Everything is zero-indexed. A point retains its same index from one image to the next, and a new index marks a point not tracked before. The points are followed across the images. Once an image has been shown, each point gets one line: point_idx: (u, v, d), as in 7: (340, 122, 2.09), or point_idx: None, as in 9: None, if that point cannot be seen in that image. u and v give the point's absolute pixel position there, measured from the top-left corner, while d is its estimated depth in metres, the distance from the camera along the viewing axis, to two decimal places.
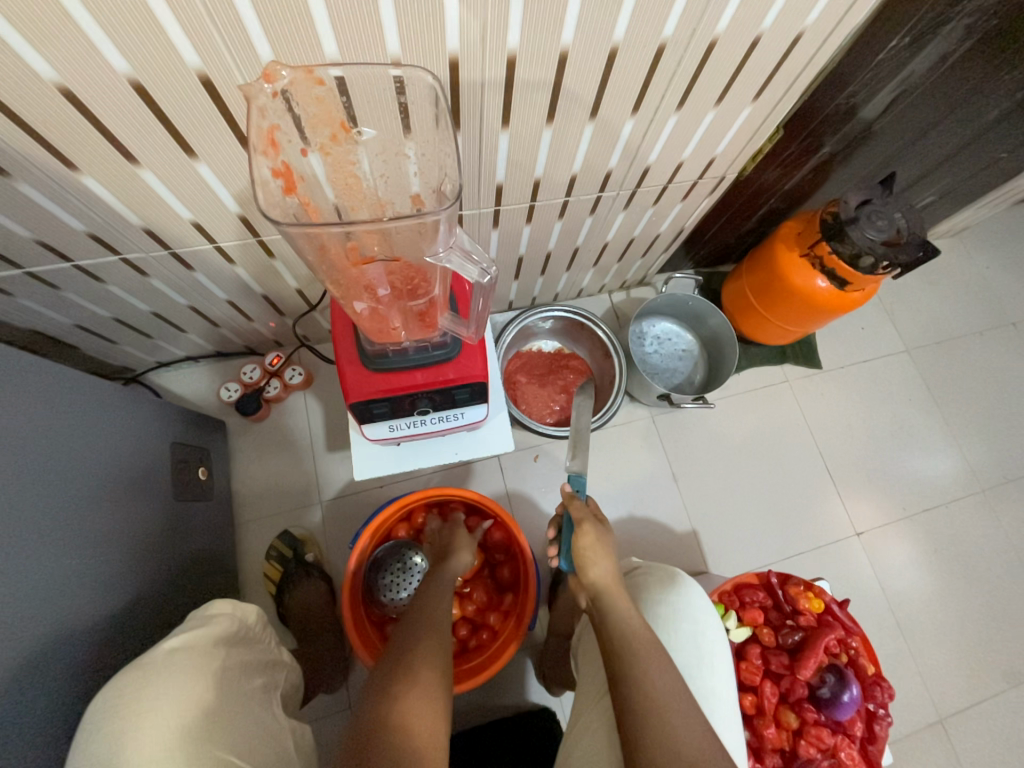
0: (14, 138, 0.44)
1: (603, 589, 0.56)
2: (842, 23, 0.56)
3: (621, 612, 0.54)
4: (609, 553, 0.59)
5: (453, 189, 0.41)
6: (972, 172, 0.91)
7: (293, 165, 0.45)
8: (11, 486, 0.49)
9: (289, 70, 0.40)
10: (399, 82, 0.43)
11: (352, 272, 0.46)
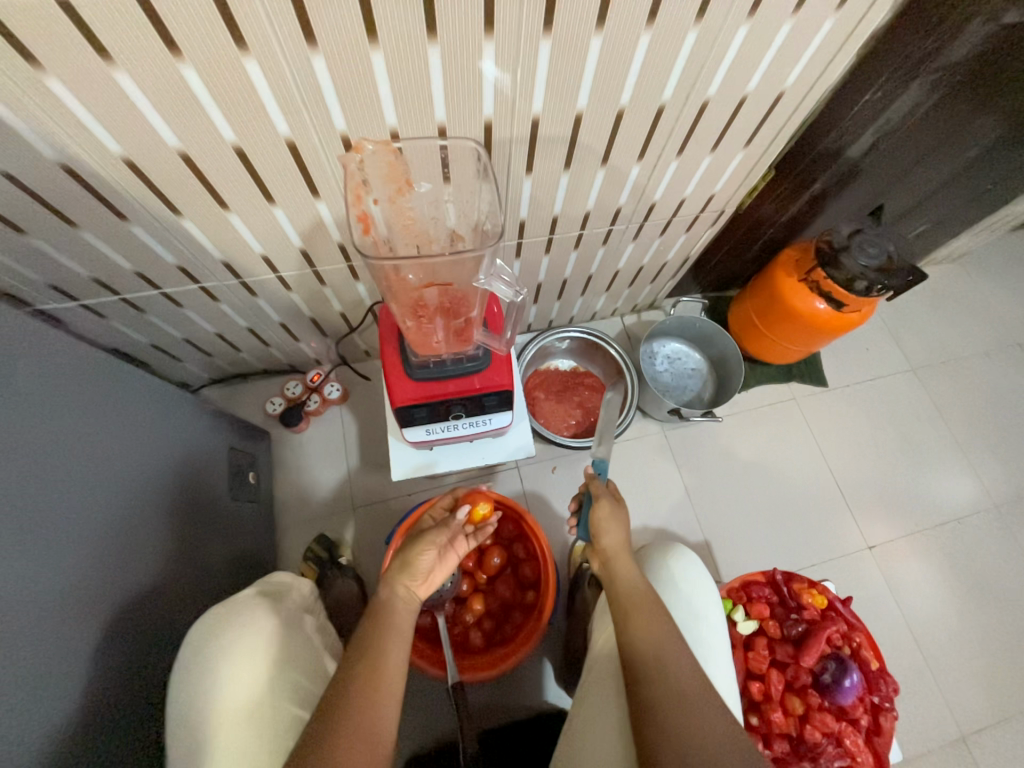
0: (137, 191, 0.55)
1: (613, 556, 0.63)
2: (818, 82, 0.65)
3: (631, 582, 0.60)
4: (621, 530, 0.65)
5: (497, 229, 0.54)
6: (959, 203, 0.98)
7: (368, 213, 0.55)
8: (98, 481, 0.56)
9: (373, 143, 0.52)
10: (446, 150, 0.55)
11: (412, 294, 0.55)
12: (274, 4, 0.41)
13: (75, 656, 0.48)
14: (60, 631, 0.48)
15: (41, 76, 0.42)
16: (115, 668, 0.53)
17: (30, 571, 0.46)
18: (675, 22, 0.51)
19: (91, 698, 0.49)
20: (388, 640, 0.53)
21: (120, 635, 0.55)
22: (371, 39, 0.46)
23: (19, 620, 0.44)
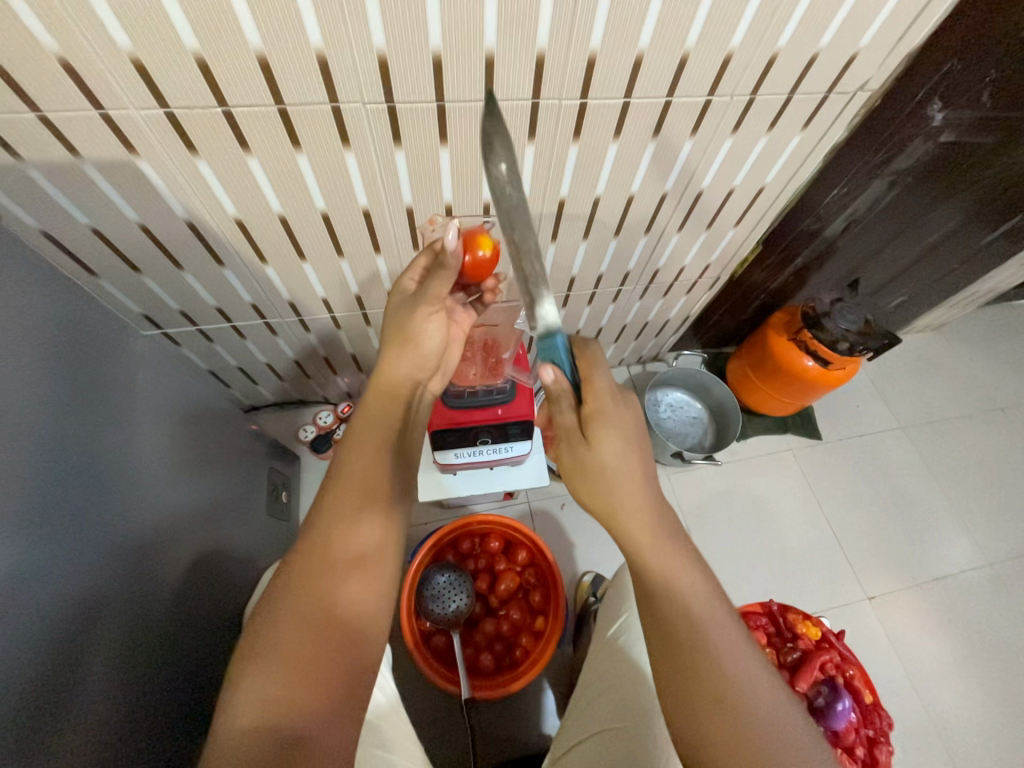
0: (237, 243, 0.68)
1: (586, 468, 0.48)
2: (793, 179, 0.79)
3: (607, 492, 0.48)
4: (596, 441, 0.47)
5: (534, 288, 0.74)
6: (930, 279, 1.11)
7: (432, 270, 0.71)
8: (163, 484, 0.64)
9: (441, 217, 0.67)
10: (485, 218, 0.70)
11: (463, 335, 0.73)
12: (376, 117, 0.55)
13: (128, 643, 0.54)
14: (125, 614, 0.54)
15: (194, 159, 0.56)
16: (154, 662, 0.58)
17: (105, 560, 0.52)
18: (676, 135, 0.65)
19: (135, 685, 0.54)
20: (308, 578, 0.45)
21: (162, 631, 0.60)
22: (441, 141, 0.59)
23: (94, 602, 0.50)
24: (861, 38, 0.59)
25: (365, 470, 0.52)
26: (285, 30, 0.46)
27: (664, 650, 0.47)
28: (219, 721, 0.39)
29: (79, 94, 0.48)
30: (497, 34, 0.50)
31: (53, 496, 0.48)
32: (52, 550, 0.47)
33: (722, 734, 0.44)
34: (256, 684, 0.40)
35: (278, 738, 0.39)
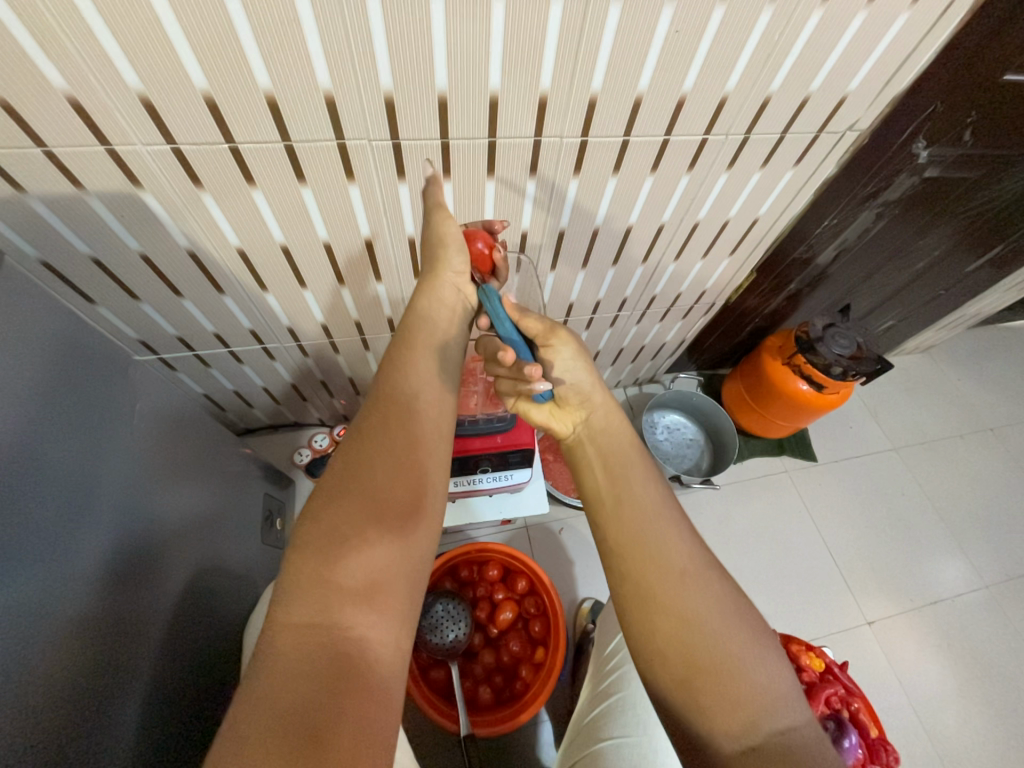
0: (239, 271, 0.68)
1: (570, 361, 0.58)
2: (786, 209, 0.81)
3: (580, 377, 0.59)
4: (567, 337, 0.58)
5: None
6: (919, 303, 1.14)
7: None
8: (155, 509, 0.62)
9: None
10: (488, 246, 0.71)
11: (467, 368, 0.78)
12: (381, 152, 0.56)
13: (114, 680, 0.52)
14: (110, 648, 0.52)
15: (198, 192, 0.56)
16: (144, 698, 0.55)
17: (90, 592, 0.50)
18: (673, 171, 0.67)
19: (123, 727, 0.52)
20: (361, 484, 0.44)
21: (153, 666, 0.57)
22: (445, 174, 0.61)
23: (80, 640, 0.48)
24: (850, 81, 0.61)
25: (404, 391, 0.53)
26: (293, 72, 0.47)
27: (624, 527, 0.52)
28: (275, 618, 0.38)
29: (86, 131, 0.48)
30: (501, 77, 0.51)
31: (41, 527, 0.46)
32: (36, 585, 0.45)
33: (682, 613, 0.47)
34: (314, 579, 0.39)
35: (338, 638, 0.38)
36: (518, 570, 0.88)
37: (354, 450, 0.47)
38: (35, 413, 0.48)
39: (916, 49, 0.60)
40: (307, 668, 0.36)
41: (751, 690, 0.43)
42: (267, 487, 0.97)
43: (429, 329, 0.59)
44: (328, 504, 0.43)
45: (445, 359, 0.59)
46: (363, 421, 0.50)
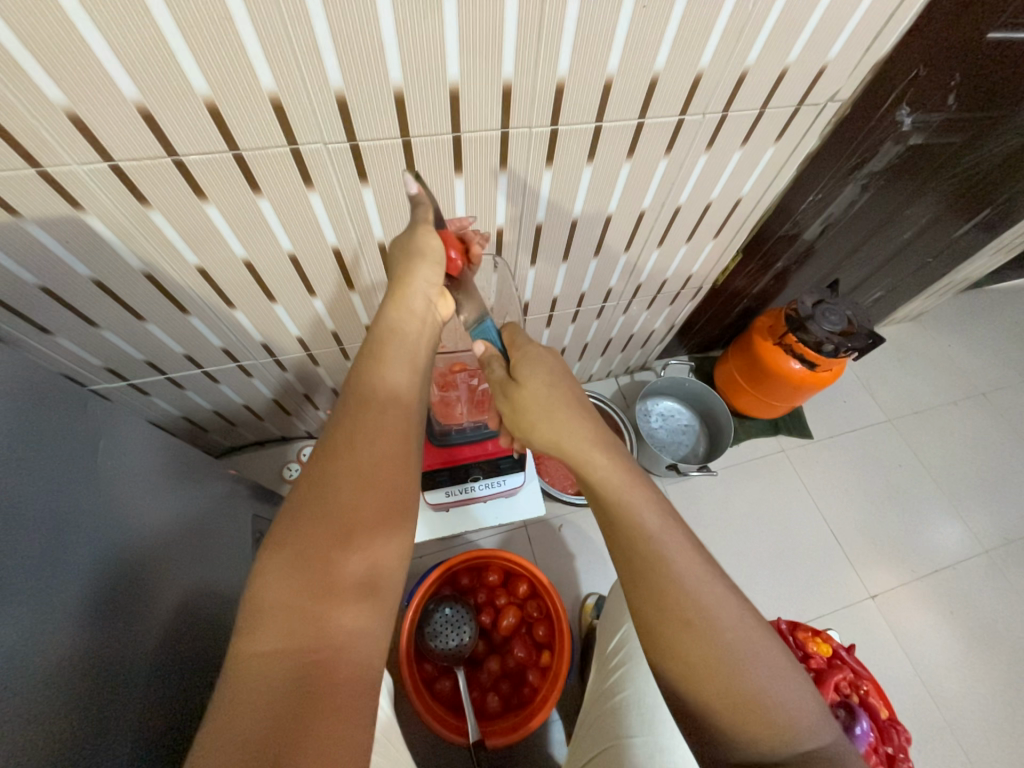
0: (202, 289, 0.64)
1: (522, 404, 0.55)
2: (770, 186, 0.79)
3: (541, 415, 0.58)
4: (523, 379, 0.55)
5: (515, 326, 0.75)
6: (908, 272, 1.12)
7: None
8: (139, 539, 0.59)
9: None
10: None
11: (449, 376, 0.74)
12: (339, 156, 0.53)
13: (111, 720, 0.49)
14: (103, 688, 0.49)
15: (145, 210, 0.52)
16: (143, 736, 0.53)
17: (80, 631, 0.48)
18: (650, 155, 0.64)
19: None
20: (331, 503, 0.41)
21: (148, 700, 0.55)
22: (410, 174, 0.57)
23: (73, 681, 0.46)
24: (830, 50, 0.58)
25: (378, 403, 0.49)
26: (232, 74, 0.43)
27: (628, 571, 0.47)
28: (237, 648, 0.35)
29: (12, 153, 0.44)
30: (460, 68, 0.48)
31: (19, 565, 0.44)
32: (17, 636, 0.42)
33: (691, 653, 0.43)
34: (280, 603, 0.36)
35: (305, 661, 0.35)
36: (519, 575, 0.86)
37: (322, 467, 0.43)
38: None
39: (897, 14, 0.57)
40: (272, 696, 0.33)
41: (770, 724, 0.41)
42: (256, 507, 0.94)
43: (398, 339, 0.54)
44: (298, 523, 0.40)
45: (419, 369, 0.55)
46: (329, 438, 0.46)
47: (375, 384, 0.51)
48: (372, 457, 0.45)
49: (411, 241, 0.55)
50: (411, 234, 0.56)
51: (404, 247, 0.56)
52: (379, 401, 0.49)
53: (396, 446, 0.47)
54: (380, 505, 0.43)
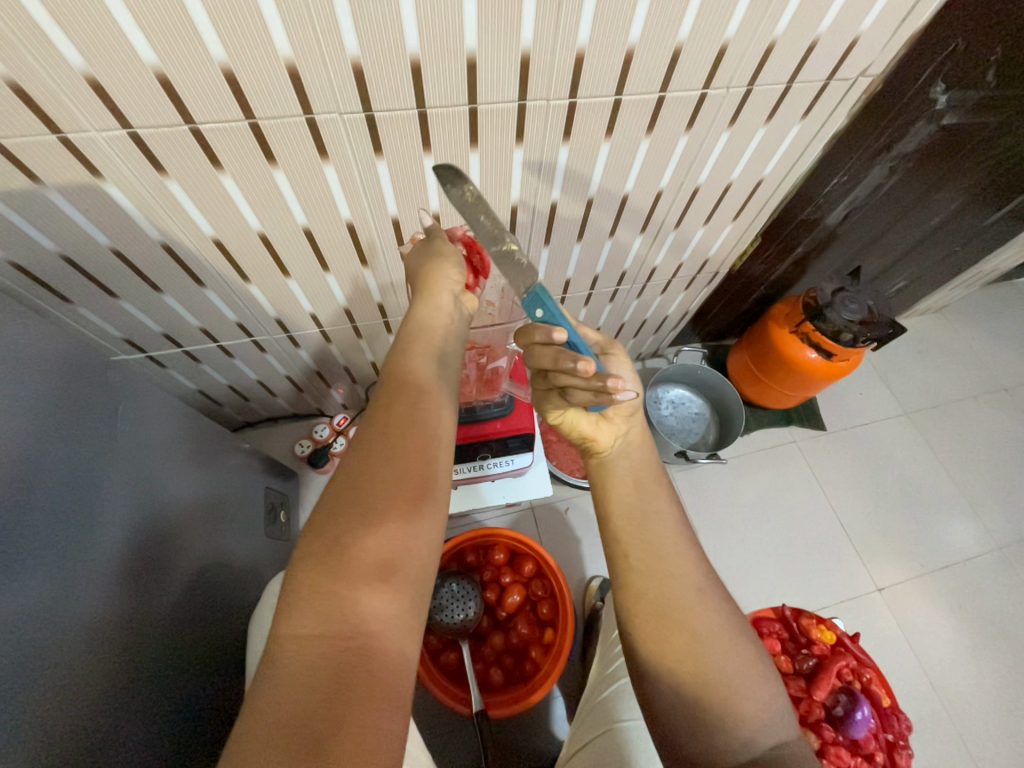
0: (218, 262, 0.65)
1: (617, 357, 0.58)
2: (793, 167, 0.76)
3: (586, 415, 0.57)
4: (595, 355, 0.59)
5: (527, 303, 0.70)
6: (933, 262, 1.09)
7: None
8: (155, 504, 0.61)
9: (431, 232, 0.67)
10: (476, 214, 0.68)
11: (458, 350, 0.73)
12: (354, 127, 0.52)
13: (127, 674, 0.51)
14: (120, 643, 0.51)
15: (163, 179, 0.53)
16: (156, 693, 0.55)
17: (99, 588, 0.50)
18: (670, 132, 0.62)
19: (137, 718, 0.51)
20: (365, 492, 0.41)
21: (160, 659, 0.57)
22: (425, 148, 0.57)
23: (90, 637, 0.47)
24: (862, 22, 0.56)
25: (406, 391, 0.49)
26: (248, 39, 0.43)
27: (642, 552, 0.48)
28: (277, 631, 0.37)
29: (33, 118, 0.45)
30: (478, 36, 0.47)
31: (42, 523, 0.45)
32: (40, 590, 0.44)
33: (700, 634, 0.44)
34: (318, 590, 0.37)
35: (341, 646, 0.36)
36: (524, 555, 0.88)
37: (355, 458, 0.43)
38: (27, 410, 0.47)
39: None
40: (311, 679, 0.34)
41: (758, 713, 0.43)
42: (268, 481, 0.96)
43: (425, 334, 0.54)
44: (329, 511, 0.40)
45: (444, 359, 0.54)
46: (361, 430, 0.46)
47: (405, 375, 0.50)
48: (398, 446, 0.44)
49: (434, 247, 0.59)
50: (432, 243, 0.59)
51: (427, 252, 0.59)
52: (411, 392, 0.49)
53: (421, 432, 0.46)
54: (404, 492, 0.42)
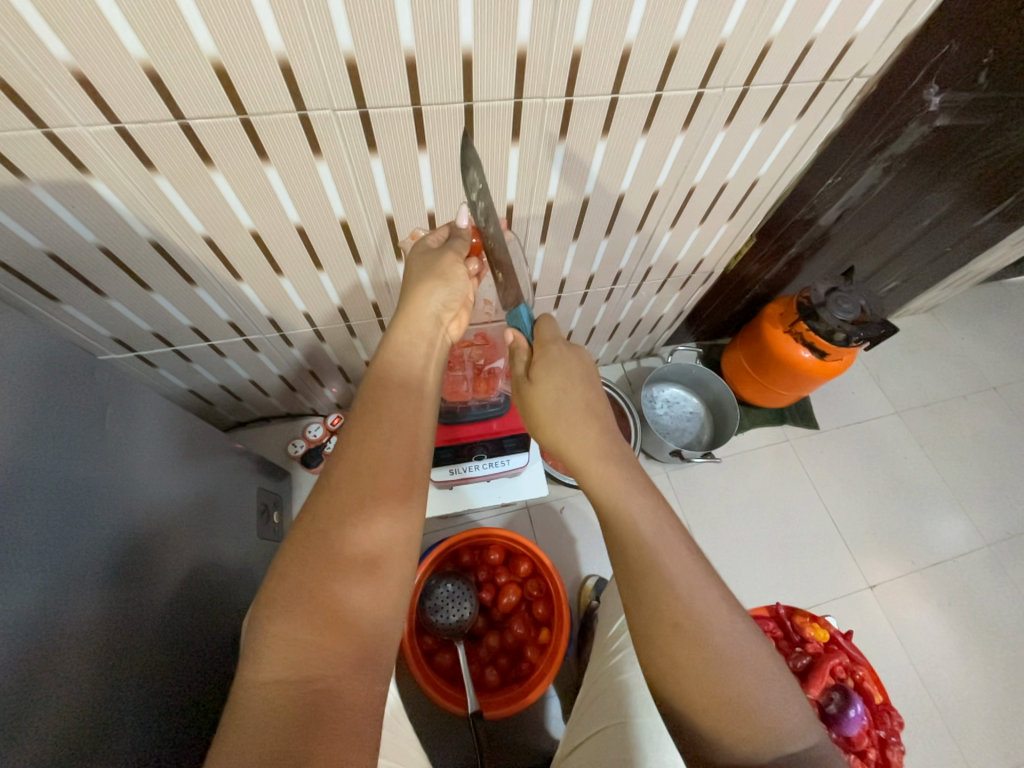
0: (209, 260, 0.64)
1: (560, 363, 0.54)
2: (789, 166, 0.76)
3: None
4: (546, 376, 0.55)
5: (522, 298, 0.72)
6: (924, 262, 1.10)
7: None
8: (143, 507, 0.60)
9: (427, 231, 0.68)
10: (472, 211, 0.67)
11: (456, 351, 0.74)
12: (348, 124, 0.51)
13: (117, 680, 0.50)
14: (108, 648, 0.50)
15: (152, 176, 0.52)
16: (146, 698, 0.54)
17: (87, 592, 0.49)
18: (666, 131, 0.62)
19: (130, 722, 0.51)
20: (331, 531, 0.41)
21: (152, 662, 0.56)
22: (420, 146, 0.56)
23: (77, 643, 0.46)
24: (858, 22, 0.56)
25: (377, 424, 0.48)
26: (240, 33, 0.42)
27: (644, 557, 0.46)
28: (245, 676, 0.36)
29: (17, 112, 0.44)
30: (474, 32, 0.46)
31: (28, 528, 0.44)
32: (26, 595, 0.43)
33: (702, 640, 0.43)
34: (285, 634, 0.37)
35: (309, 691, 0.35)
36: (520, 556, 0.87)
37: (321, 497, 0.43)
38: (11, 414, 0.46)
39: None
40: (278, 726, 0.33)
41: (762, 724, 0.41)
42: (261, 481, 0.95)
43: (401, 363, 0.53)
44: (296, 552, 0.40)
45: (422, 386, 0.53)
46: (331, 465, 0.45)
47: (377, 405, 0.49)
48: (371, 481, 0.44)
49: (434, 264, 0.58)
50: (433, 260, 0.58)
51: (426, 268, 0.58)
52: (384, 425, 0.47)
53: (394, 465, 0.46)
54: (375, 528, 0.42)
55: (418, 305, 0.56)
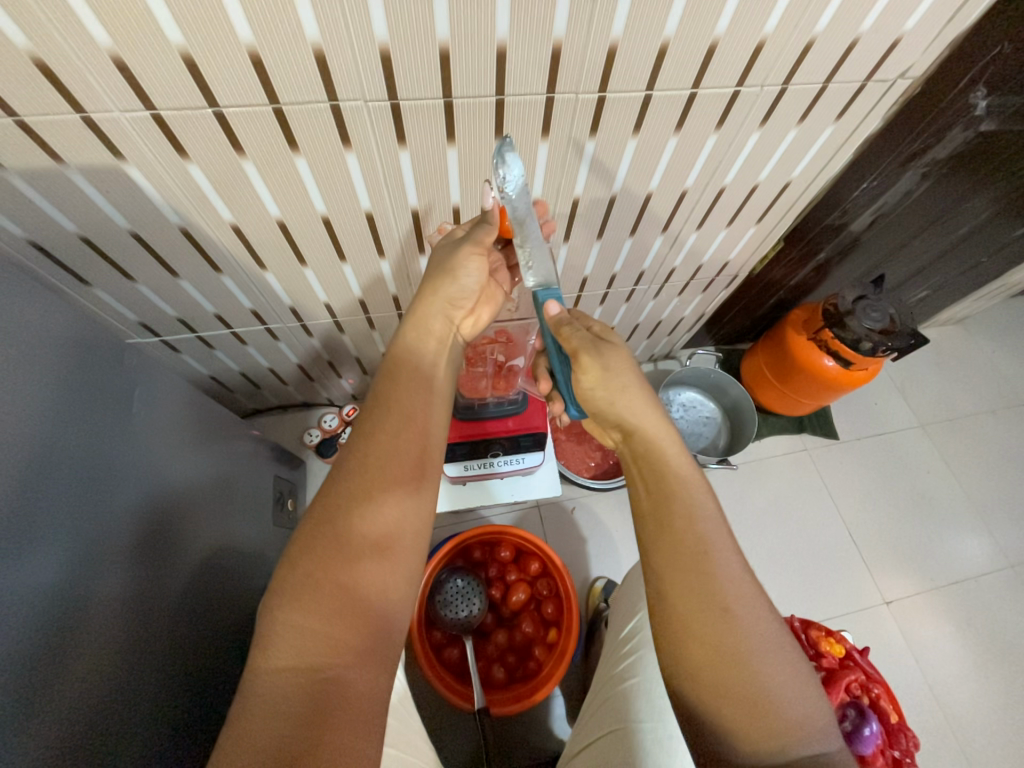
0: (236, 249, 0.64)
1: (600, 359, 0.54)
2: (823, 169, 0.74)
3: (630, 381, 0.53)
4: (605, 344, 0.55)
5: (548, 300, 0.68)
6: (958, 272, 1.06)
7: None
8: (163, 489, 0.60)
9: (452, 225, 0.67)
10: None
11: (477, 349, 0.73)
12: (379, 116, 0.51)
13: (134, 658, 0.51)
14: (126, 626, 0.51)
15: (184, 162, 0.52)
16: (162, 676, 0.55)
17: (108, 571, 0.50)
18: (699, 130, 0.61)
19: (145, 700, 0.52)
20: (341, 526, 0.41)
21: (169, 641, 0.57)
22: (449, 139, 0.56)
23: (97, 618, 0.47)
24: (906, 21, 0.54)
25: (389, 420, 0.47)
26: (276, 23, 0.42)
27: (665, 556, 0.46)
28: (255, 664, 0.36)
29: (57, 97, 0.44)
30: (510, 24, 0.45)
31: (53, 506, 0.45)
32: (50, 569, 0.44)
33: (718, 638, 0.43)
34: (294, 624, 0.37)
35: (317, 682, 0.36)
36: (531, 556, 0.87)
37: (333, 489, 0.43)
38: (42, 394, 0.47)
39: None
40: (288, 714, 0.34)
41: (781, 725, 0.41)
42: (277, 469, 0.97)
43: (415, 358, 0.53)
44: (307, 548, 0.40)
45: (434, 384, 0.53)
46: (342, 457, 0.45)
47: (390, 401, 0.48)
48: (383, 481, 0.44)
49: (452, 256, 0.57)
50: (452, 251, 0.58)
51: (448, 260, 0.57)
52: (395, 420, 0.47)
53: (405, 464, 0.45)
54: (386, 525, 0.42)
55: (435, 300, 0.56)
